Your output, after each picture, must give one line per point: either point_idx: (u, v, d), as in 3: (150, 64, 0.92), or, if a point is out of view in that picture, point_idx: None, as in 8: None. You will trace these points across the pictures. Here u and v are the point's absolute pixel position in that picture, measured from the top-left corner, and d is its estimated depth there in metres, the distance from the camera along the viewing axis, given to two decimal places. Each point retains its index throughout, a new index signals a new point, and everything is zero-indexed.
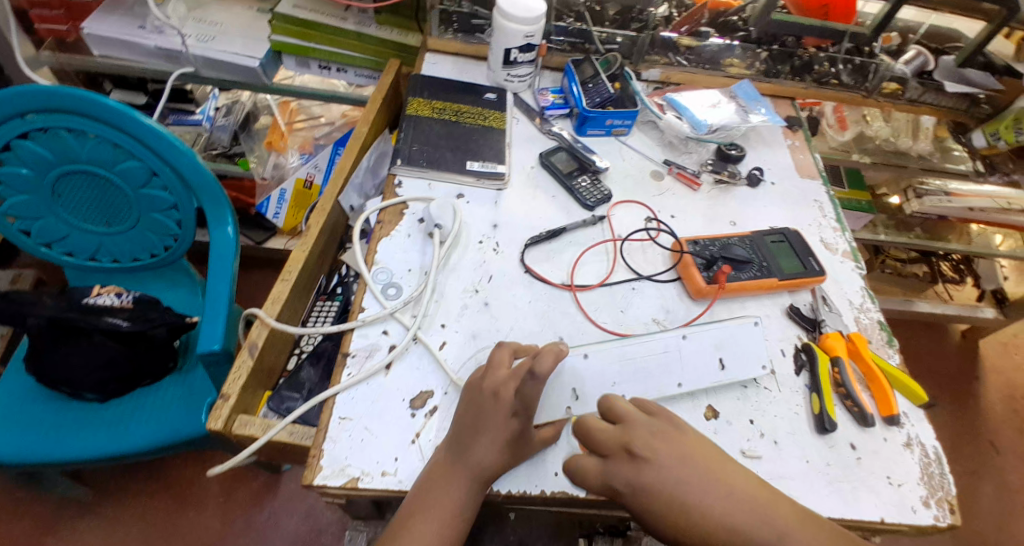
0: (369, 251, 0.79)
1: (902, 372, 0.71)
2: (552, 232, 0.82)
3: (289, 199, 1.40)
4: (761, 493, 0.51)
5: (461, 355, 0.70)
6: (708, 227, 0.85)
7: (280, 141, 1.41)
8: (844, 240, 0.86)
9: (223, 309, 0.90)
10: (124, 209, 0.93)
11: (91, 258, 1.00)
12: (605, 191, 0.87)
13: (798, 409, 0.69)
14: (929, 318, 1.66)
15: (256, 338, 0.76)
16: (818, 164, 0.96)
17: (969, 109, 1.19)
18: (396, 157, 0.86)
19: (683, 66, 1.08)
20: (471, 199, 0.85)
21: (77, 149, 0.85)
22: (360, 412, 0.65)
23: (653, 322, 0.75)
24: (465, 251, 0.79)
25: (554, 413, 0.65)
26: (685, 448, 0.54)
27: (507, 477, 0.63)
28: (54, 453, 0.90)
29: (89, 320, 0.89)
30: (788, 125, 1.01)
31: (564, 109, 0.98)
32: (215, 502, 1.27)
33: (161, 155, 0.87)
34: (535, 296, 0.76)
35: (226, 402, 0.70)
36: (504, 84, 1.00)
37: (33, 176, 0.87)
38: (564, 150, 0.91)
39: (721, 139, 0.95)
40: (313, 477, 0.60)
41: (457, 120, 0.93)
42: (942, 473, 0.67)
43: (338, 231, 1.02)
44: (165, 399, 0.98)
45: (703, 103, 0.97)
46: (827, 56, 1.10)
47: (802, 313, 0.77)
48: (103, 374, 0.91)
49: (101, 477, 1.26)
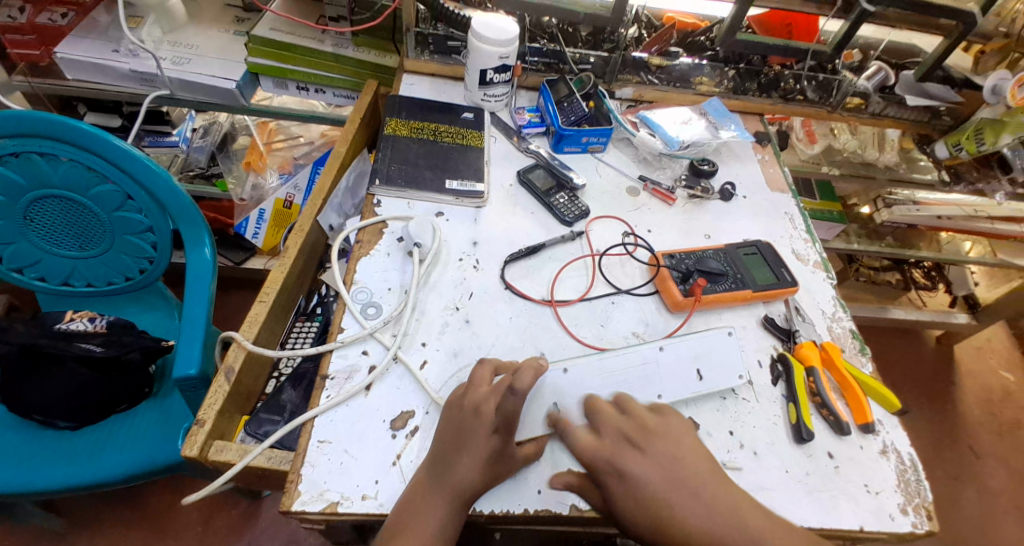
0: (348, 271, 0.79)
1: (876, 380, 0.73)
2: (530, 248, 0.82)
3: (268, 218, 1.40)
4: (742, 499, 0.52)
5: (442, 374, 0.70)
6: (683, 241, 0.87)
7: (258, 161, 1.40)
8: (815, 252, 0.88)
9: (200, 332, 0.89)
10: (98, 232, 0.91)
11: (64, 283, 0.98)
12: (582, 206, 0.88)
13: (776, 419, 0.70)
14: (905, 324, 1.70)
15: (233, 362, 0.75)
16: (788, 178, 0.99)
17: (931, 121, 1.24)
18: (375, 177, 0.86)
19: (655, 84, 1.11)
20: (450, 216, 0.86)
21: (49, 173, 0.84)
22: (340, 435, 0.64)
23: (633, 335, 0.76)
24: (445, 269, 0.80)
25: (535, 429, 0.65)
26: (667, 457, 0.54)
27: (490, 497, 0.62)
28: (24, 484, 0.87)
29: (60, 346, 0.88)
30: (758, 141, 1.04)
31: (540, 127, 0.99)
32: (194, 530, 1.24)
33: (137, 178, 0.86)
34: (516, 313, 0.76)
35: (202, 428, 0.69)
36: (481, 103, 1.01)
37: (3, 201, 0.86)
38: (542, 167, 0.93)
39: (693, 155, 0.97)
40: (291, 502, 0.60)
41: (435, 139, 0.94)
42: (918, 479, 0.68)
43: (318, 250, 1.02)
44: (140, 426, 0.95)
45: (674, 120, 0.99)
46: (792, 74, 1.14)
47: (777, 324, 0.78)
48: (74, 402, 0.89)
49: (75, 507, 1.23)
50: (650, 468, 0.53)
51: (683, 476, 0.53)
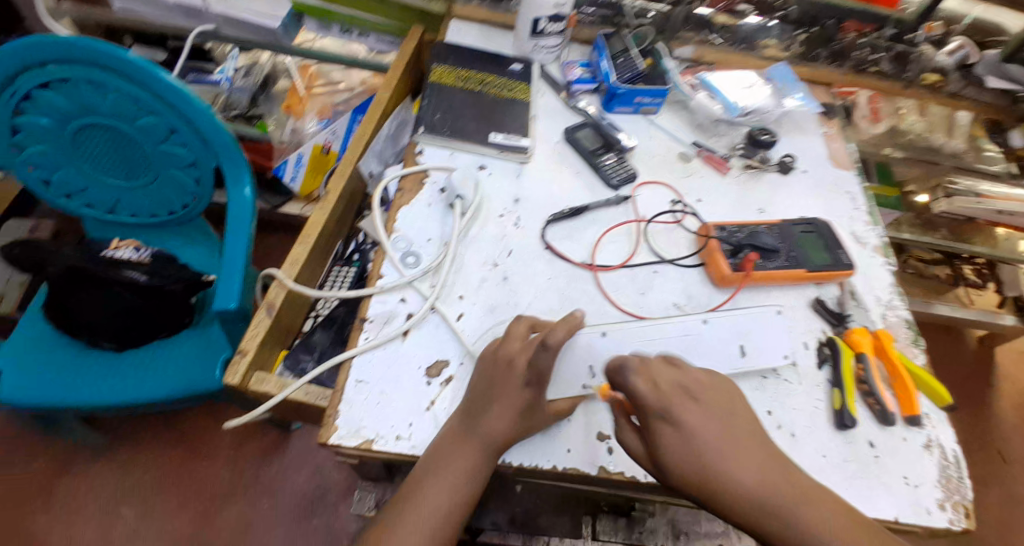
0: (389, 219, 0.78)
1: (928, 373, 0.70)
2: (575, 209, 0.80)
3: (306, 164, 1.36)
4: (780, 473, 0.50)
5: (478, 327, 0.69)
6: (735, 212, 0.83)
7: (299, 105, 1.39)
8: (875, 235, 0.84)
9: (239, 268, 0.90)
10: (144, 164, 0.92)
11: (110, 210, 1.00)
12: (630, 169, 0.85)
13: (819, 403, 0.68)
14: (945, 321, 1.60)
15: (274, 299, 0.76)
16: (853, 155, 0.93)
17: (1009, 106, 1.17)
18: (419, 125, 0.84)
19: (717, 45, 1.04)
20: (493, 170, 0.84)
21: (96, 101, 0.84)
22: (376, 377, 0.65)
23: (674, 306, 0.74)
24: (485, 224, 0.78)
25: (569, 390, 0.65)
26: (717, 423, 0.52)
27: (518, 450, 0.62)
28: (74, 397, 0.92)
29: (108, 273, 0.89)
30: (824, 113, 0.98)
31: (591, 84, 0.94)
32: (227, 453, 1.30)
33: (181, 112, 0.85)
34: (555, 274, 0.75)
35: (244, 358, 0.70)
36: (530, 55, 0.97)
37: (53, 126, 0.86)
38: (590, 126, 0.89)
39: (754, 123, 0.92)
40: (328, 436, 0.61)
41: (481, 90, 0.90)
42: (960, 477, 0.66)
43: (356, 197, 1.02)
44: (182, 351, 0.98)
45: (737, 84, 0.93)
46: (867, 42, 1.08)
47: (829, 308, 0.75)
48: (119, 323, 0.92)
49: (115, 423, 1.29)
50: (703, 427, 0.51)
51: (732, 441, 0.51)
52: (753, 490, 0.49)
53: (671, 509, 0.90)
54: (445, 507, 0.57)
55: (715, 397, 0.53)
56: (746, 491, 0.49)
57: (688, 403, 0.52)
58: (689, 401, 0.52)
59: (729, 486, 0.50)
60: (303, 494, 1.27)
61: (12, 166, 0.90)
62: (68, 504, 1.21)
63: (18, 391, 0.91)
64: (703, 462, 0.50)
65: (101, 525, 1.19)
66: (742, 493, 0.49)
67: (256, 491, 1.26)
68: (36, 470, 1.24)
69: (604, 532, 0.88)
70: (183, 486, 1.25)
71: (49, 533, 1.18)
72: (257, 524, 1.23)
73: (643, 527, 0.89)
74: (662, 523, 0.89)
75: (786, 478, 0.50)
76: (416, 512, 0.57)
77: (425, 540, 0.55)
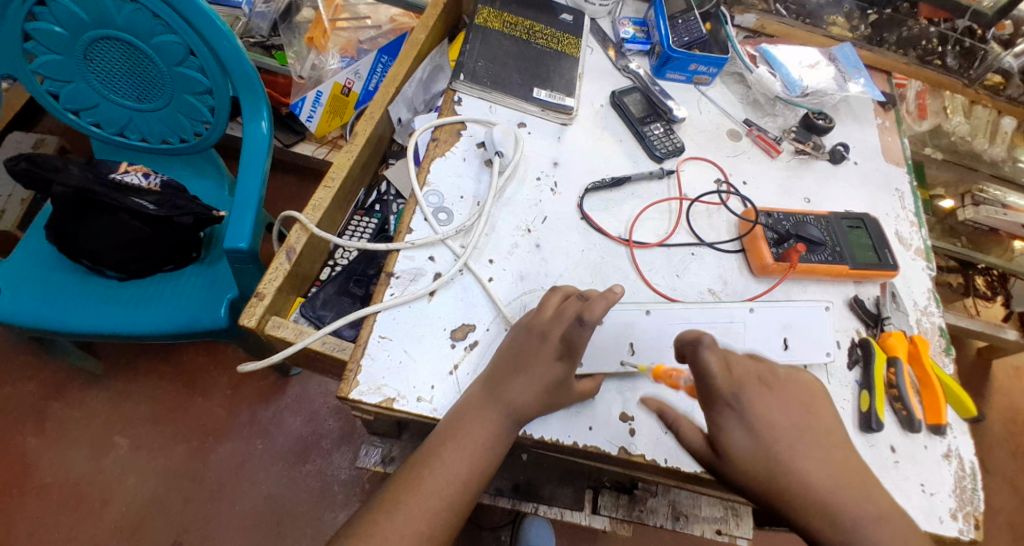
0: (421, 170, 0.74)
1: (959, 384, 0.68)
2: (615, 179, 0.76)
3: (325, 103, 1.31)
4: (833, 473, 0.48)
5: (509, 292, 0.67)
6: (781, 200, 0.80)
7: (322, 39, 1.27)
8: (919, 237, 0.81)
9: (253, 206, 0.86)
10: (157, 85, 0.87)
11: (119, 133, 0.95)
12: (678, 142, 0.80)
13: (845, 404, 0.67)
14: (948, 329, 1.48)
15: (294, 243, 0.73)
16: (906, 150, 0.89)
17: None
18: (459, 71, 0.79)
19: (781, 16, 0.98)
20: (533, 130, 0.79)
21: (113, 12, 0.79)
22: (400, 334, 0.62)
23: (708, 292, 0.71)
24: (521, 186, 0.74)
25: (606, 365, 0.62)
26: (773, 417, 0.49)
27: (541, 423, 0.61)
28: (73, 323, 0.89)
29: (116, 198, 0.86)
30: (882, 103, 0.93)
31: (644, 45, 0.89)
32: (223, 393, 1.28)
33: (200, 33, 0.80)
34: (589, 246, 0.72)
35: (261, 301, 0.68)
36: (582, 6, 0.90)
37: (66, 36, 0.81)
38: (639, 91, 0.84)
39: (811, 105, 0.87)
40: (349, 390, 0.59)
41: (528, 39, 0.84)
42: (975, 488, 0.64)
43: (382, 143, 0.97)
44: (188, 287, 0.96)
45: (800, 61, 0.89)
46: (936, 34, 1.04)
47: (866, 307, 0.73)
48: (124, 253, 0.89)
49: (113, 353, 1.27)
50: (759, 419, 0.49)
51: (787, 435, 0.48)
52: (800, 487, 0.47)
53: (674, 490, 0.87)
54: (464, 474, 0.54)
55: (771, 392, 0.50)
56: (794, 486, 0.47)
57: (747, 398, 0.49)
58: (742, 395, 0.50)
59: (780, 483, 0.47)
60: (298, 439, 1.26)
61: (20, 75, 0.84)
62: (63, 428, 1.21)
63: (19, 311, 0.89)
64: (746, 449, 0.48)
65: (94, 452, 1.19)
66: (781, 480, 0.47)
67: (250, 433, 1.26)
68: (30, 392, 1.23)
69: (604, 507, 0.87)
70: (177, 421, 1.24)
71: (41, 457, 1.18)
72: (249, 465, 1.23)
73: (644, 506, 0.86)
74: (666, 502, 0.86)
75: (838, 476, 0.47)
76: (435, 477, 0.54)
77: (442, 506, 0.53)
